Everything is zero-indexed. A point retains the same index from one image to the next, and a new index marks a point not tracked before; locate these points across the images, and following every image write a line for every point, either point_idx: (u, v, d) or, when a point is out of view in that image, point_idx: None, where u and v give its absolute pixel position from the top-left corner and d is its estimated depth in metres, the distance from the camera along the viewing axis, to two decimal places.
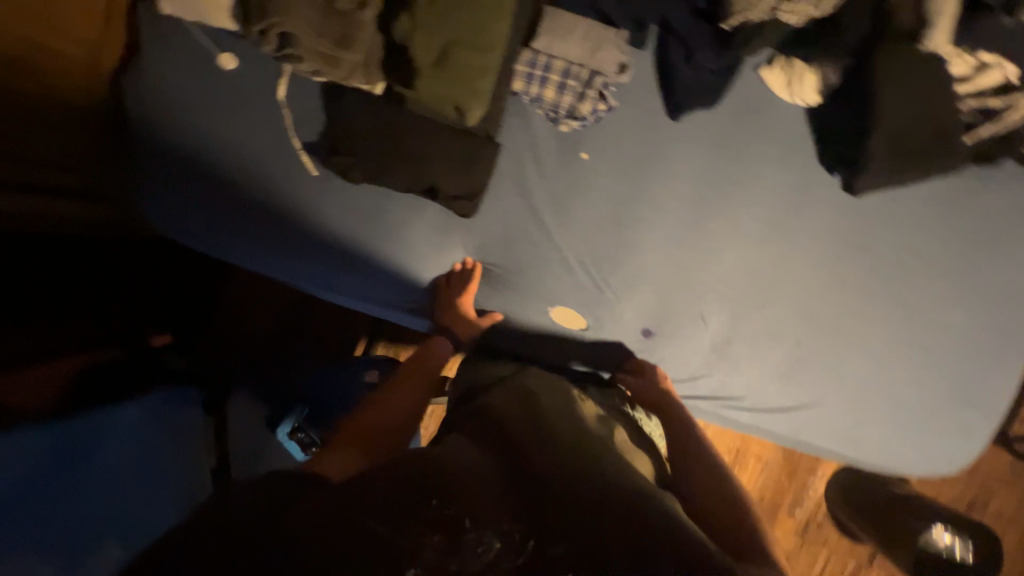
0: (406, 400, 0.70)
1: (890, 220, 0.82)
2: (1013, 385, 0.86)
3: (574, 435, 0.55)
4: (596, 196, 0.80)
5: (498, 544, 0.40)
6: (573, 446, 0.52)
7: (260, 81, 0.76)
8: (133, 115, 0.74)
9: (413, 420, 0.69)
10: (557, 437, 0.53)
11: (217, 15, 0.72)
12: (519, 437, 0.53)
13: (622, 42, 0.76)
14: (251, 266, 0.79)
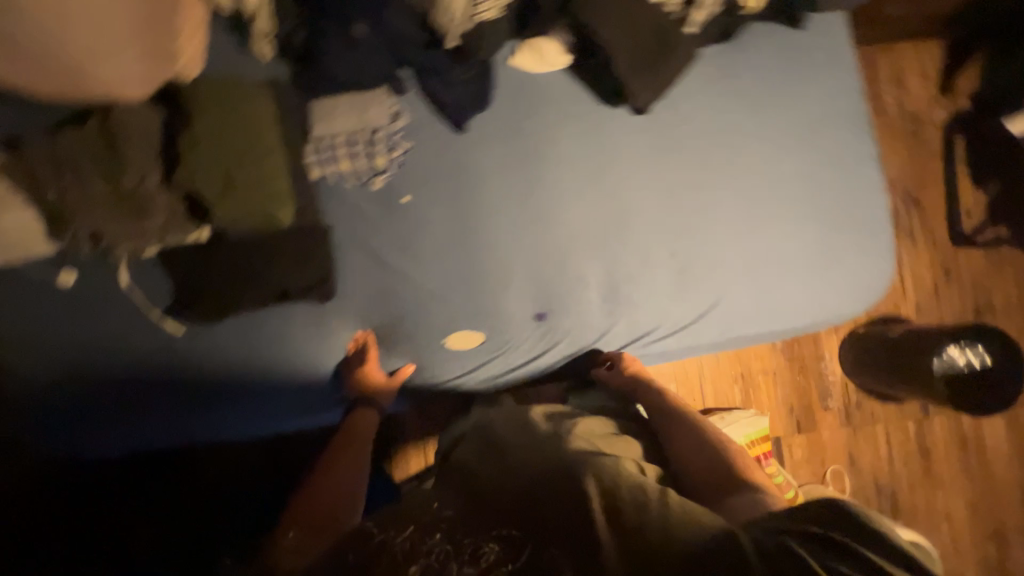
0: (351, 473, 0.81)
1: (683, 118, 0.90)
2: (875, 193, 0.90)
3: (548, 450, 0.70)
4: (432, 227, 0.87)
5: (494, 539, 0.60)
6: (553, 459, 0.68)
7: (102, 281, 0.81)
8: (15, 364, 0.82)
9: (353, 491, 0.79)
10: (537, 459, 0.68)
11: (27, 246, 0.77)
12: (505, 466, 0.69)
13: (384, 97, 0.85)
14: (178, 437, 0.87)
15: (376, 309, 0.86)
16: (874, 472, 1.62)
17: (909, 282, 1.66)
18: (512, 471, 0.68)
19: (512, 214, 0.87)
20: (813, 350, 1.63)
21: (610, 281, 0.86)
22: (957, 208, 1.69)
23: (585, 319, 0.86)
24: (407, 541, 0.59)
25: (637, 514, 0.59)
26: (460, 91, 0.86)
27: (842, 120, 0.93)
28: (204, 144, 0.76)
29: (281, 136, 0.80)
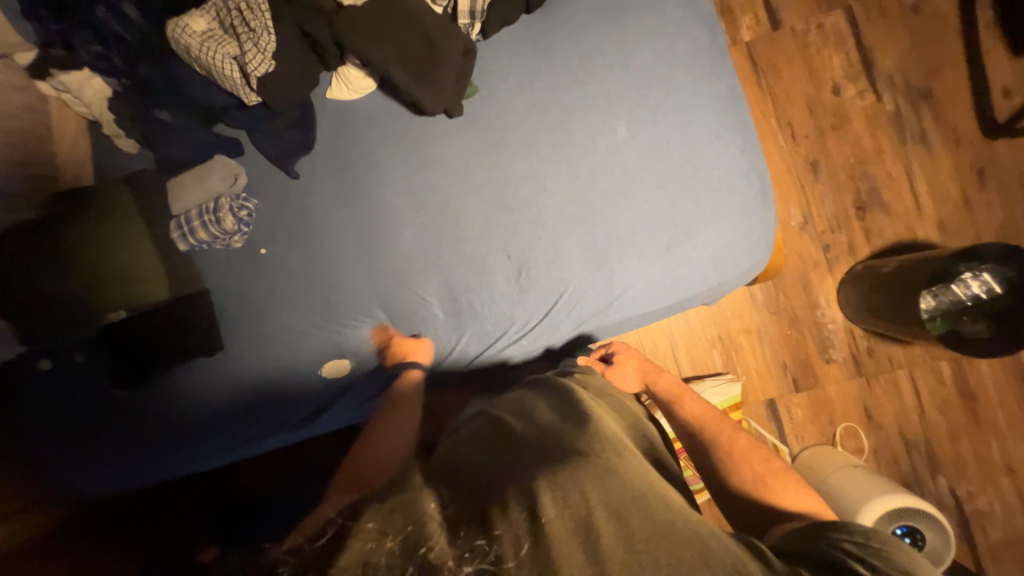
0: (385, 445, 0.80)
1: (500, 107, 0.84)
2: (730, 143, 0.80)
3: (549, 442, 0.69)
4: (289, 271, 0.93)
5: (517, 518, 0.55)
6: (540, 456, 0.66)
7: (64, 355, 0.96)
8: (12, 429, 0.94)
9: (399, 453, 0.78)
10: (532, 455, 0.66)
11: None
12: (493, 463, 0.67)
13: (224, 161, 0.91)
14: (160, 470, 0.98)
15: (257, 352, 0.94)
16: (901, 425, 1.39)
17: (924, 196, 1.38)
18: (508, 466, 0.65)
19: (356, 244, 0.91)
20: (805, 297, 1.42)
21: (452, 293, 0.87)
22: (981, 93, 1.38)
23: (435, 335, 0.89)
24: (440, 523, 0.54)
25: (655, 521, 0.59)
26: (287, 139, 0.89)
27: (694, 58, 0.80)
28: (78, 244, 0.89)
29: (142, 220, 0.92)
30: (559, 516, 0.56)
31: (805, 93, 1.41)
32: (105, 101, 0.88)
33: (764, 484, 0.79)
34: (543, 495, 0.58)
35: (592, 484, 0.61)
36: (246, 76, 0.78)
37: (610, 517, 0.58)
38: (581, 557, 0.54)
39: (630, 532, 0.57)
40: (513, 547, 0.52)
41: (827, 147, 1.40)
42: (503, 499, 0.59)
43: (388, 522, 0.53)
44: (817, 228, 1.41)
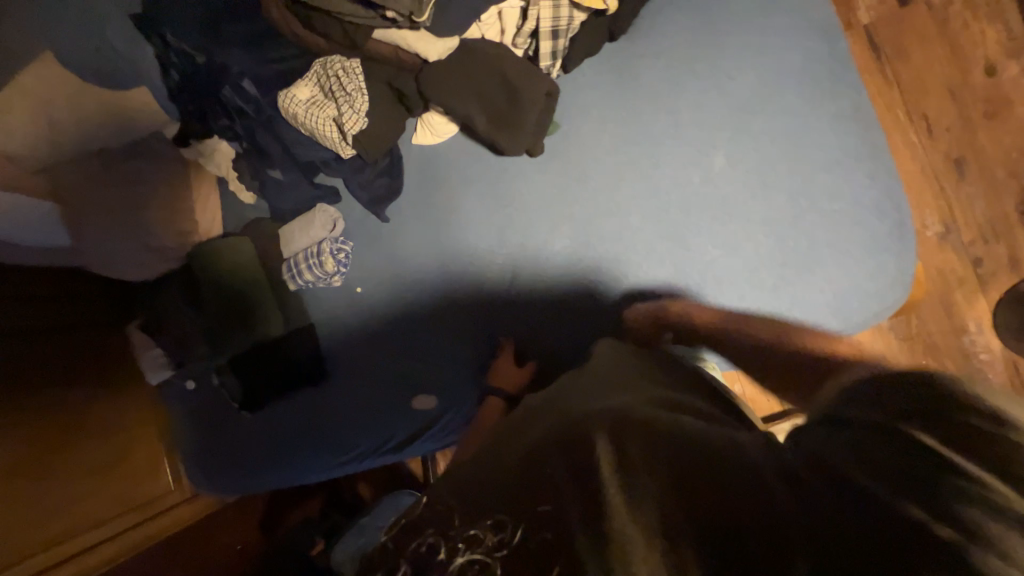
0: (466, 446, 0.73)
1: (582, 142, 0.81)
2: (852, 170, 0.70)
3: (580, 390, 0.55)
4: (380, 308, 0.99)
5: (525, 504, 0.44)
6: (560, 407, 0.53)
7: (205, 379, 1.13)
8: (180, 434, 1.14)
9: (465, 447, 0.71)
10: (541, 414, 0.54)
11: (156, 372, 1.11)
12: (505, 429, 0.57)
13: (327, 208, 0.98)
14: (270, 482, 1.10)
15: (355, 383, 1.02)
16: None
17: None
18: (526, 421, 0.55)
19: (440, 281, 0.93)
20: (949, 321, 1.19)
21: (532, 326, 0.86)
22: None
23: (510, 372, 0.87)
24: (444, 513, 0.48)
25: (664, 439, 0.44)
26: (378, 186, 0.95)
27: (806, 72, 0.73)
28: (209, 284, 1.02)
29: (259, 264, 1.04)
30: (557, 456, 0.45)
31: (945, 78, 1.18)
32: (232, 163, 1.00)
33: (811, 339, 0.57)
34: (547, 449, 0.47)
35: (601, 413, 0.48)
36: (341, 133, 0.83)
37: (610, 442, 0.44)
38: (579, 513, 0.41)
39: (629, 452, 0.43)
40: (505, 513, 0.44)
41: (977, 140, 1.17)
42: (508, 463, 0.48)
43: (411, 520, 0.50)
44: (964, 237, 1.17)
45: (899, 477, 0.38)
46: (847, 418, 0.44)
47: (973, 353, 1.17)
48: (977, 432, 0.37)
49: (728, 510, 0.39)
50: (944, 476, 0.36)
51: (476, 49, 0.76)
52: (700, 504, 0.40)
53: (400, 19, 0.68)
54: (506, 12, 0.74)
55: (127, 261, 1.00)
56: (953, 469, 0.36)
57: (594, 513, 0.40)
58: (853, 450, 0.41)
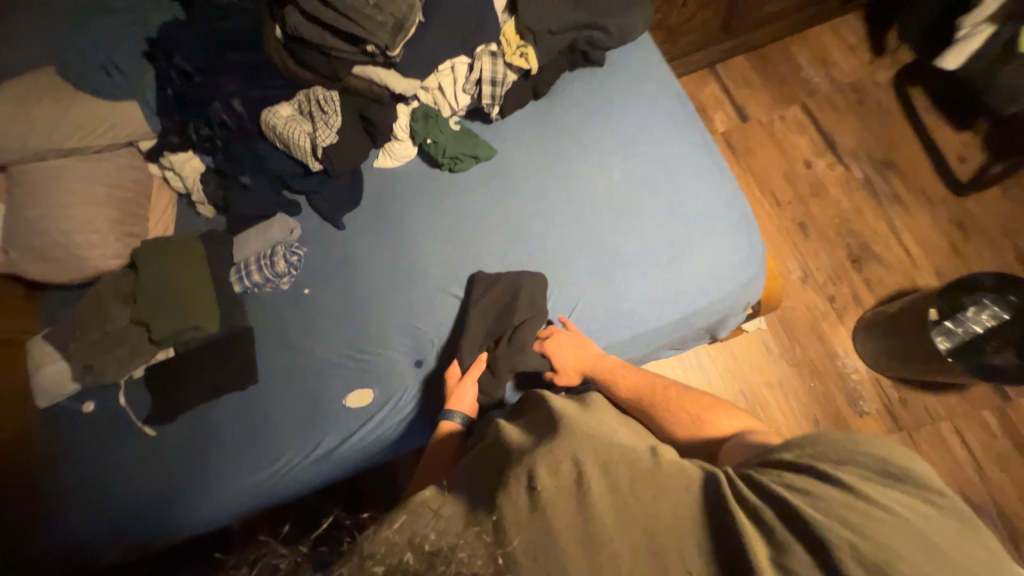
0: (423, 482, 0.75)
1: (513, 161, 1.02)
2: (712, 177, 0.91)
3: (554, 423, 0.62)
4: (325, 304, 1.03)
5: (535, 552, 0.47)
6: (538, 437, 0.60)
7: (123, 387, 1.09)
8: (67, 463, 1.06)
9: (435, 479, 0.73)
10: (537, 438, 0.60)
11: (46, 394, 1.09)
12: (503, 452, 0.60)
13: (285, 218, 1.07)
14: (160, 526, 0.99)
15: (293, 381, 1.00)
16: (958, 482, 1.27)
17: (915, 249, 1.46)
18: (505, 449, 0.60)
19: (392, 280, 1.01)
20: (821, 347, 1.44)
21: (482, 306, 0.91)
22: (943, 157, 1.51)
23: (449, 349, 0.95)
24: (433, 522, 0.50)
25: (649, 476, 0.53)
26: (338, 198, 1.06)
27: (670, 115, 0.97)
28: (148, 281, 1.01)
29: (205, 264, 1.05)
30: (555, 486, 0.51)
31: (781, 169, 1.60)
32: (200, 176, 1.09)
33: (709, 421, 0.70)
34: (536, 467, 0.52)
35: (583, 444, 0.55)
36: (314, 145, 0.99)
37: (601, 473, 0.53)
38: (578, 533, 0.48)
39: (621, 484, 0.52)
40: (506, 528, 0.48)
41: (811, 210, 1.55)
42: (500, 482, 0.54)
43: (391, 533, 0.49)
44: (819, 281, 1.49)
45: (828, 501, 0.49)
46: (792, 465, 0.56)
47: (844, 372, 1.40)
48: (852, 472, 0.53)
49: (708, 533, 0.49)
50: (845, 496, 0.50)
51: (441, 101, 1.02)
52: (688, 535, 0.49)
53: (377, 54, 0.90)
54: (456, 65, 0.99)
55: (44, 272, 1.04)
56: (852, 492, 0.50)
57: (592, 533, 0.48)
58: (796, 483, 0.53)
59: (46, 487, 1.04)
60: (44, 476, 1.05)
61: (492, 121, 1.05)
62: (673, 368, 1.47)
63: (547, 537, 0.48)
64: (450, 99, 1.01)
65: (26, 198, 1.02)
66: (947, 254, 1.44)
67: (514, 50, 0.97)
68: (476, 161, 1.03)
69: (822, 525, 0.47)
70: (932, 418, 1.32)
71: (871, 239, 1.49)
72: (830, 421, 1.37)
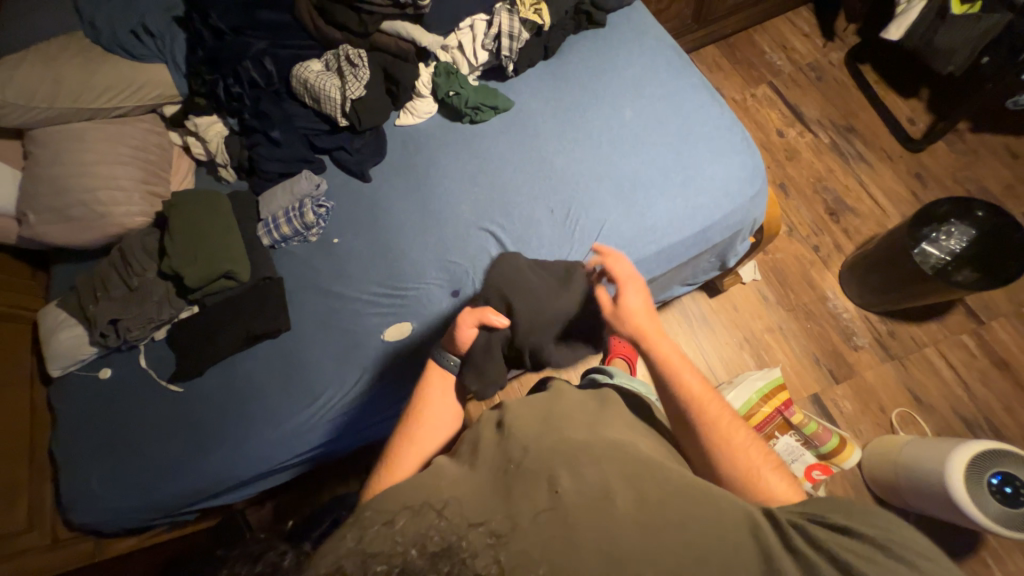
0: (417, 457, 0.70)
1: (529, 108, 1.10)
2: (712, 109, 1.03)
3: (564, 424, 0.65)
4: (356, 250, 1.07)
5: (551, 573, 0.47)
6: (557, 439, 0.61)
7: (143, 348, 1.06)
8: (85, 429, 1.03)
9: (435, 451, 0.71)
10: (557, 441, 0.61)
11: (59, 361, 1.05)
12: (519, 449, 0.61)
13: (311, 173, 1.10)
14: (190, 482, 0.98)
15: (328, 323, 1.02)
16: (949, 401, 1.38)
17: (883, 200, 1.61)
18: (512, 443, 0.62)
19: (422, 222, 1.06)
20: (813, 291, 1.55)
21: (516, 239, 1.00)
22: (896, 120, 1.70)
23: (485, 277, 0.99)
24: (440, 531, 0.49)
25: (678, 498, 0.54)
26: (364, 151, 1.11)
27: (670, 62, 1.09)
28: (173, 234, 1.01)
29: (233, 220, 1.07)
30: (577, 494, 0.53)
31: (757, 139, 1.75)
32: (223, 140, 1.11)
33: (751, 473, 0.65)
34: (558, 473, 0.55)
35: (608, 462, 0.58)
36: (343, 98, 1.06)
37: (628, 488, 0.55)
38: (601, 540, 0.49)
39: (650, 504, 0.53)
40: (513, 526, 0.50)
41: (788, 173, 1.70)
42: (509, 479, 0.57)
43: (394, 535, 0.48)
44: (803, 234, 1.61)
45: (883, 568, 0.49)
46: (843, 525, 0.53)
47: (836, 313, 1.51)
48: (911, 549, 0.50)
49: (732, 557, 0.50)
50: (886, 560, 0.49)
51: (462, 58, 1.10)
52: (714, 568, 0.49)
53: (408, 5, 1.03)
54: (475, 22, 1.08)
55: (60, 234, 1.02)
56: (899, 561, 0.49)
57: (617, 553, 0.48)
58: (852, 547, 0.51)
59: (64, 456, 1.02)
60: (65, 448, 1.02)
61: (506, 78, 1.13)
62: (680, 322, 1.54)
63: (566, 550, 0.48)
64: (470, 56, 1.09)
65: (45, 158, 1.01)
66: (911, 202, 1.60)
67: (528, 8, 1.07)
68: (496, 110, 1.11)
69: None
70: (919, 347, 1.44)
71: (844, 194, 1.64)
72: (831, 359, 1.46)
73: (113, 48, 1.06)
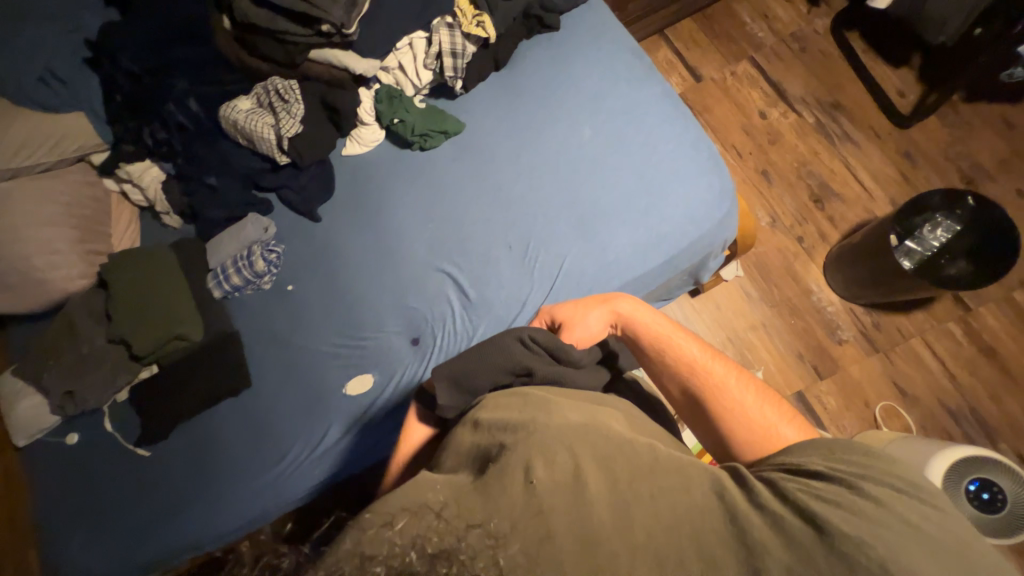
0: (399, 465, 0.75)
1: (482, 130, 1.02)
2: (675, 126, 0.95)
3: (540, 410, 0.60)
4: (312, 298, 1.02)
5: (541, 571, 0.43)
6: (533, 423, 0.58)
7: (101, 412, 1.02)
8: (54, 498, 1.00)
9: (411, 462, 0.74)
10: (533, 423, 0.58)
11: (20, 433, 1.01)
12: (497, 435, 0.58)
13: (258, 217, 1.04)
14: (164, 545, 0.94)
15: (290, 379, 0.99)
16: (934, 391, 1.36)
17: (870, 182, 1.54)
18: (490, 436, 0.59)
19: (377, 264, 1.00)
20: (797, 285, 1.50)
21: (475, 280, 0.95)
22: (885, 92, 1.60)
23: (446, 323, 0.95)
24: (437, 532, 0.43)
25: (647, 468, 0.55)
26: (310, 189, 1.04)
27: (632, 69, 1.01)
28: (119, 299, 0.98)
29: (181, 273, 1.02)
30: (551, 482, 0.51)
31: (738, 122, 1.65)
32: (161, 186, 1.05)
33: (766, 428, 0.68)
34: (532, 461, 0.52)
35: (581, 443, 0.56)
36: (279, 136, 0.98)
37: (600, 467, 0.54)
38: (578, 533, 0.47)
39: (624, 485, 0.52)
40: (512, 525, 0.46)
41: (771, 158, 1.61)
42: (486, 472, 0.53)
43: (392, 535, 0.42)
44: (787, 223, 1.55)
45: (850, 511, 0.51)
46: (817, 473, 0.57)
47: (821, 306, 1.47)
48: (875, 484, 0.54)
49: (706, 523, 0.51)
50: (852, 499, 0.52)
51: (404, 81, 1.02)
52: (689, 538, 0.49)
53: (333, 33, 0.94)
54: (414, 42, 1.00)
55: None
56: (869, 500, 0.52)
57: (594, 533, 0.47)
58: (826, 493, 0.54)
59: (35, 527, 0.99)
60: (36, 521, 0.99)
61: (456, 96, 1.05)
62: None
63: (546, 538, 0.46)
64: (412, 77, 1.01)
65: None
66: (899, 183, 1.53)
67: (471, 20, 0.99)
68: (446, 135, 1.03)
69: (829, 522, 0.50)
70: (906, 337, 1.41)
71: (829, 178, 1.57)
72: (816, 354, 1.43)
73: (25, 99, 0.98)
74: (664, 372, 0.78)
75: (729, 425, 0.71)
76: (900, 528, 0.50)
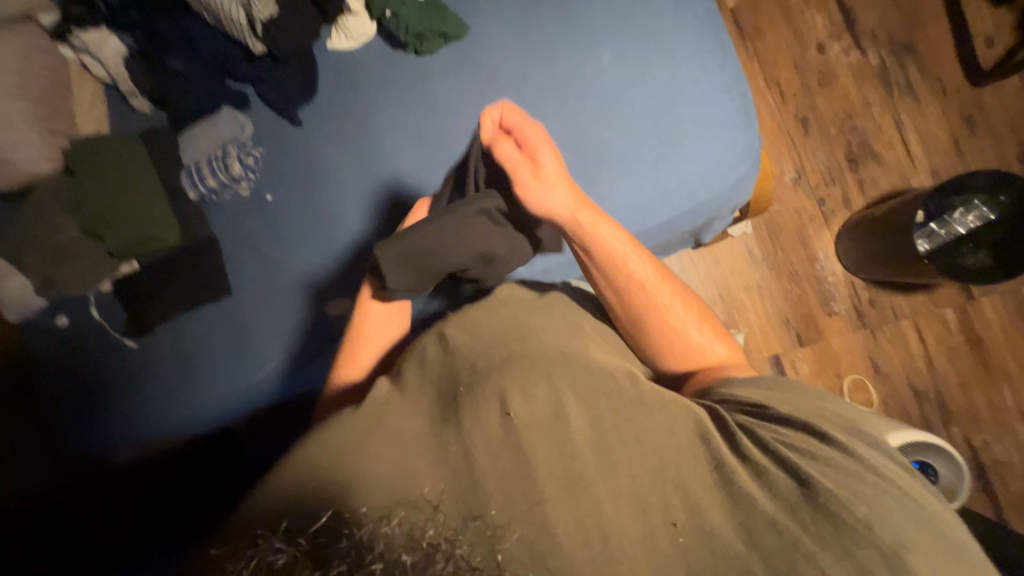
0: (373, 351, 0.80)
1: (487, 39, 0.88)
2: (708, 64, 0.83)
3: (515, 335, 0.67)
4: (291, 210, 0.97)
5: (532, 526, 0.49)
6: (527, 360, 0.62)
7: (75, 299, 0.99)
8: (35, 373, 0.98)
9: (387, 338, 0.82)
10: (524, 360, 0.62)
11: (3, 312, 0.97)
12: (489, 368, 0.61)
13: (234, 113, 0.96)
14: (154, 428, 0.98)
15: (273, 292, 0.98)
16: (907, 371, 1.38)
17: (916, 147, 1.39)
18: (479, 370, 0.61)
19: (363, 182, 0.93)
20: (804, 250, 1.43)
21: None
22: (969, 40, 1.38)
23: None
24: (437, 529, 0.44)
25: (631, 412, 0.58)
26: (290, 88, 0.93)
27: None
28: (91, 190, 0.92)
29: (153, 167, 0.96)
30: (528, 417, 0.56)
31: (790, 53, 1.43)
32: (124, 62, 0.94)
33: (696, 348, 0.76)
34: (509, 395, 0.57)
35: (563, 380, 0.60)
36: (250, 17, 0.85)
37: (581, 406, 0.58)
38: (560, 470, 0.53)
39: (604, 422, 0.57)
40: (506, 479, 0.51)
41: (815, 103, 1.42)
42: (461, 401, 0.58)
43: (388, 524, 0.44)
44: (811, 182, 1.43)
45: (828, 465, 0.54)
46: (790, 422, 0.59)
47: (822, 275, 1.42)
48: (859, 444, 0.56)
49: (685, 467, 0.55)
50: (833, 455, 0.55)
51: None
52: (668, 483, 0.54)
53: None
54: None
55: None
56: (848, 456, 0.55)
57: (578, 474, 0.53)
58: (797, 443, 0.57)
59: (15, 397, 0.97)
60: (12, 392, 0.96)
61: None
62: None
63: (531, 480, 0.52)
64: None
65: None
66: (947, 153, 1.38)
67: None
68: (445, 39, 0.89)
69: (808, 475, 0.53)
70: (897, 316, 1.39)
71: (873, 136, 1.41)
72: (803, 322, 1.42)
73: None
74: (609, 285, 0.76)
75: (665, 339, 0.76)
76: (878, 485, 0.52)
